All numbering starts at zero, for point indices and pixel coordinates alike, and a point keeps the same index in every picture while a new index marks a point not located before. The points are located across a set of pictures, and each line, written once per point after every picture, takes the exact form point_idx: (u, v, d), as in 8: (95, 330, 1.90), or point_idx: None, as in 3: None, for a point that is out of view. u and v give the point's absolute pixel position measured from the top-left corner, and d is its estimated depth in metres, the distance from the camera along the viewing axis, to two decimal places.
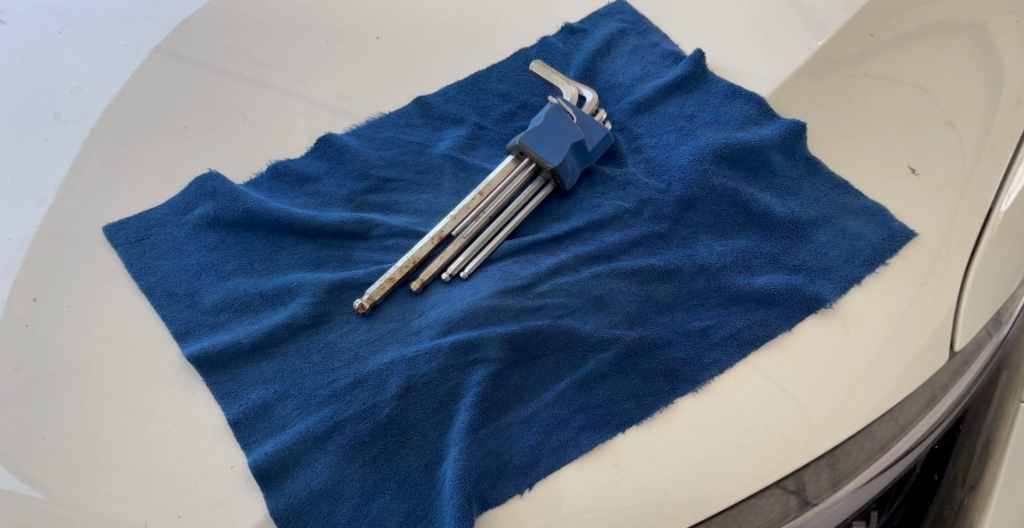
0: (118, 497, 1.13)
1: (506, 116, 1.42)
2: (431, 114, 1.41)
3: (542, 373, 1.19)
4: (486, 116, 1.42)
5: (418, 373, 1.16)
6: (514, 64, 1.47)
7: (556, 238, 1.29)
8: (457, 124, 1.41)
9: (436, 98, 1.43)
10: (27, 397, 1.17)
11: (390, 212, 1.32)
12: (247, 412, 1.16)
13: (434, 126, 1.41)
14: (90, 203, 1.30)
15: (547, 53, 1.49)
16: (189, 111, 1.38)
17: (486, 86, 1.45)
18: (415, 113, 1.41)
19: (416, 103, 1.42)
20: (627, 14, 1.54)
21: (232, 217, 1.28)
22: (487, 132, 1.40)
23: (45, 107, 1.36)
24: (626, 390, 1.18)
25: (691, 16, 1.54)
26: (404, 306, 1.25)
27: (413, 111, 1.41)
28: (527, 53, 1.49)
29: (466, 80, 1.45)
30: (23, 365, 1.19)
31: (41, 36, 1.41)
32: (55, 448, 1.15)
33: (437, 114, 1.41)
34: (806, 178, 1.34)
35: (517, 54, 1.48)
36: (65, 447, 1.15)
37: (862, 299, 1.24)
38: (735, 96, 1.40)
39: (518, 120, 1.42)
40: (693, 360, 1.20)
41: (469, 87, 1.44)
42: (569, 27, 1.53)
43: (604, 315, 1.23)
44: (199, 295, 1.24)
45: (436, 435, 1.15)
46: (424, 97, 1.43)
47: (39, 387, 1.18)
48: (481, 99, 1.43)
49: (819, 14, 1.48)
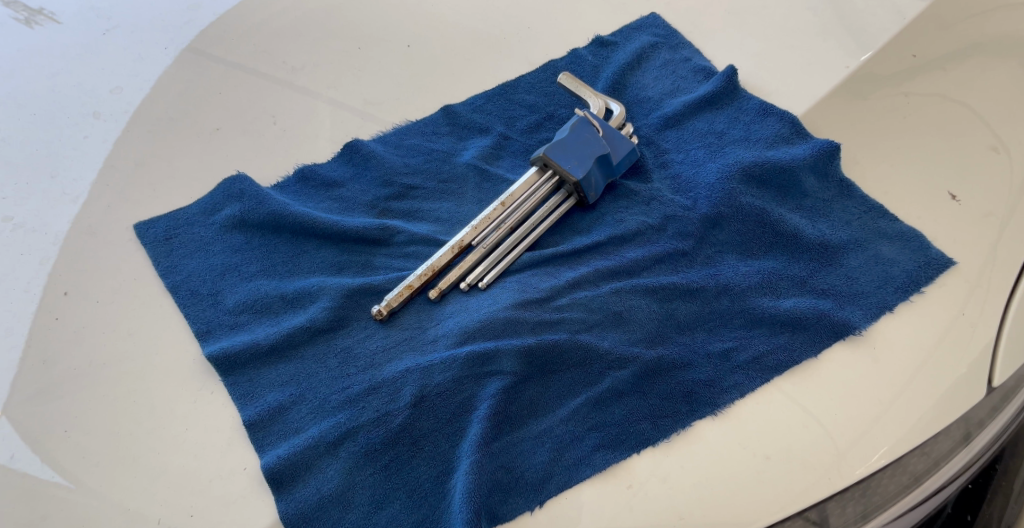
0: (136, 493, 1.14)
1: (531, 128, 1.40)
2: (457, 122, 1.39)
3: (556, 389, 1.18)
4: (512, 126, 1.40)
5: (432, 383, 1.16)
6: (542, 76, 1.45)
7: (577, 251, 1.27)
8: (482, 134, 1.39)
9: (463, 107, 1.41)
10: (53, 388, 1.19)
11: (412, 219, 1.31)
12: (262, 414, 1.17)
13: (459, 135, 1.39)
14: (122, 200, 1.30)
15: (576, 65, 1.47)
16: (221, 113, 1.37)
17: (513, 96, 1.43)
18: (442, 121, 1.39)
19: (442, 112, 1.40)
20: (660, 27, 1.51)
21: (258, 219, 1.28)
22: (511, 143, 1.38)
23: (85, 106, 1.35)
24: (643, 410, 1.17)
25: (725, 31, 1.51)
26: (422, 315, 1.24)
27: (439, 119, 1.40)
28: (556, 65, 1.46)
29: (494, 90, 1.43)
30: (52, 358, 1.20)
31: (88, 36, 1.41)
32: (78, 441, 1.16)
33: (463, 123, 1.39)
34: (839, 200, 1.30)
35: (546, 65, 1.46)
36: (87, 440, 1.16)
37: (893, 328, 1.20)
38: (767, 114, 1.36)
39: (544, 132, 1.40)
40: (713, 382, 1.18)
41: (496, 97, 1.42)
42: (600, 39, 1.50)
43: (622, 332, 1.21)
44: (222, 295, 1.25)
45: (447, 446, 1.15)
46: (451, 105, 1.41)
47: (64, 380, 1.19)
48: (507, 109, 1.41)
49: (868, 27, 1.44)
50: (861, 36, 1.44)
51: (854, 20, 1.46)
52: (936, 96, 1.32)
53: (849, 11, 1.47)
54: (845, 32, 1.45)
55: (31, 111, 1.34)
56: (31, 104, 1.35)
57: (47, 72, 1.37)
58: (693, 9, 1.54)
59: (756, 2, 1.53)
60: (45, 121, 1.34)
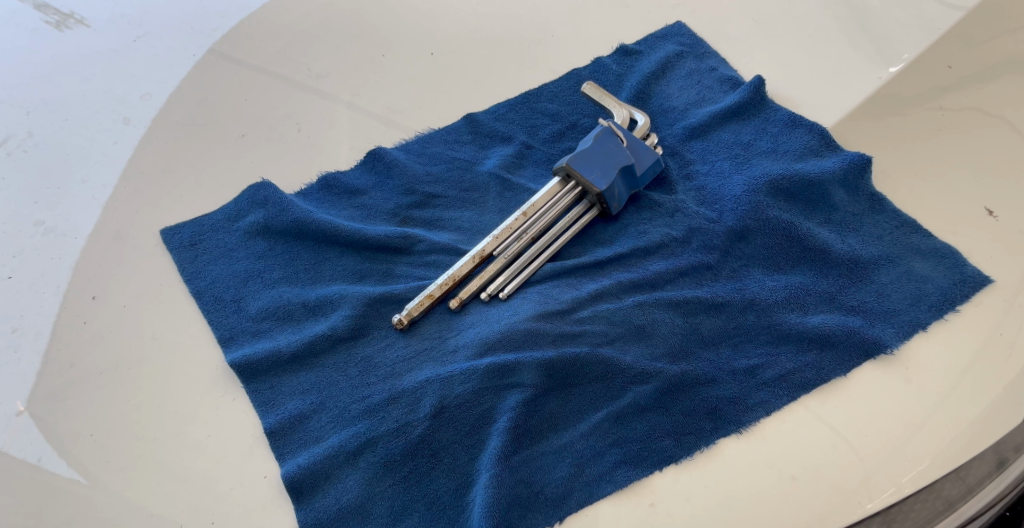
0: (158, 498, 1.14)
1: (554, 137, 1.38)
2: (480, 131, 1.38)
3: (576, 402, 1.16)
4: (535, 135, 1.38)
5: (452, 394, 1.15)
6: (565, 84, 1.43)
7: (599, 263, 1.25)
8: (504, 143, 1.37)
9: (486, 116, 1.39)
10: (79, 392, 1.19)
11: (433, 227, 1.30)
12: (283, 422, 1.17)
13: (481, 144, 1.37)
14: (151, 206, 1.31)
15: (599, 73, 1.44)
16: (247, 120, 1.38)
17: (536, 105, 1.41)
18: (464, 130, 1.38)
19: (465, 120, 1.39)
20: (685, 36, 1.48)
21: (282, 226, 1.28)
22: (534, 152, 1.36)
23: (116, 112, 1.37)
24: (665, 426, 1.15)
25: (752, 40, 1.48)
26: (442, 325, 1.23)
27: (462, 127, 1.39)
28: (579, 74, 1.44)
29: (517, 99, 1.42)
30: (79, 361, 1.21)
31: (118, 42, 1.43)
32: (102, 445, 1.17)
33: (486, 132, 1.38)
34: (870, 214, 1.27)
35: (569, 74, 1.44)
36: (111, 443, 1.17)
37: (926, 347, 1.18)
38: (795, 125, 1.33)
39: (566, 141, 1.38)
40: (738, 399, 1.16)
41: (519, 106, 1.41)
42: (624, 48, 1.47)
43: (645, 346, 1.19)
44: (245, 302, 1.25)
45: (466, 458, 1.14)
46: (474, 114, 1.39)
47: (90, 383, 1.20)
48: (530, 118, 1.40)
49: (897, 38, 1.42)
50: (890, 45, 1.42)
51: (883, 29, 1.44)
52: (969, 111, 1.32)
53: (878, 22, 1.45)
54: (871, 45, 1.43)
55: (63, 116, 1.36)
56: (65, 110, 1.37)
57: (81, 79, 1.39)
58: (719, 17, 1.51)
59: (783, 9, 1.51)
60: (77, 127, 1.36)
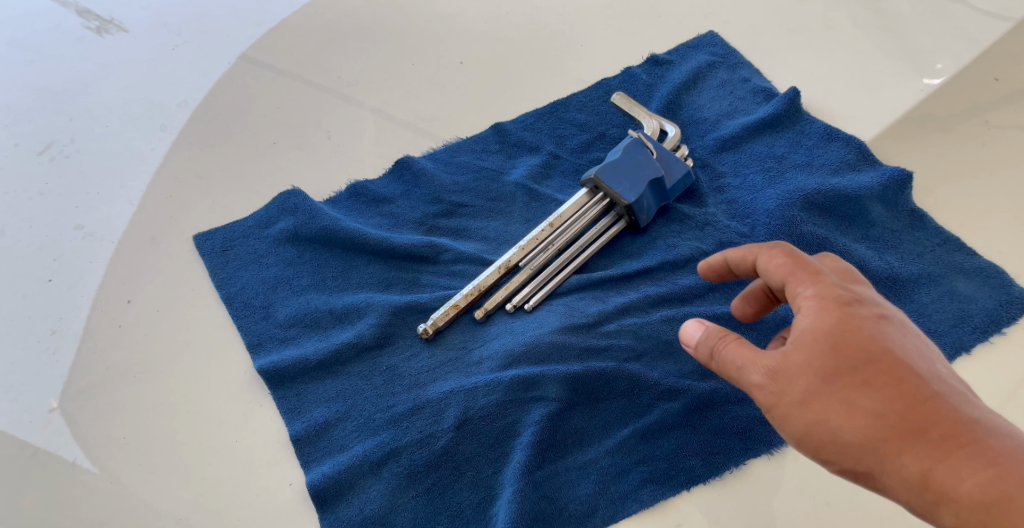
0: (188, 503, 1.15)
1: (582, 147, 1.36)
2: (508, 141, 1.37)
3: (602, 418, 1.16)
4: (562, 145, 1.36)
5: (476, 406, 1.14)
6: (595, 94, 1.40)
7: (627, 275, 1.23)
8: (532, 152, 1.36)
9: (514, 125, 1.38)
10: (112, 395, 1.21)
11: (460, 237, 1.29)
12: (309, 429, 1.17)
13: (509, 153, 1.36)
14: (184, 211, 1.32)
15: (630, 83, 1.40)
16: (278, 127, 1.38)
17: (565, 115, 1.39)
18: (492, 139, 1.37)
19: (493, 130, 1.37)
20: (718, 47, 1.44)
21: (311, 233, 1.28)
22: (561, 162, 1.35)
23: (153, 118, 1.39)
24: (693, 445, 1.15)
25: (789, 48, 1.44)
26: (466, 336, 1.22)
27: (489, 136, 1.37)
28: (609, 83, 1.41)
29: (545, 108, 1.39)
30: (114, 365, 1.22)
31: (157, 49, 1.45)
32: (134, 449, 1.18)
33: (513, 141, 1.36)
34: (909, 231, 1.23)
35: (598, 83, 1.41)
36: (142, 447, 1.18)
37: (968, 371, 1.15)
38: (831, 138, 1.29)
39: (595, 151, 1.36)
40: (768, 420, 1.15)
41: (547, 115, 1.39)
42: (654, 57, 1.42)
43: (673, 363, 1.18)
44: (274, 308, 1.25)
45: (490, 471, 1.13)
46: (502, 123, 1.38)
47: (122, 387, 1.21)
48: (558, 128, 1.38)
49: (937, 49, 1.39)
50: (929, 55, 1.38)
51: (924, 40, 1.40)
52: (1012, 129, 1.32)
53: (919, 33, 1.41)
54: (903, 57, 1.39)
55: (104, 123, 1.39)
56: (105, 117, 1.39)
57: (121, 86, 1.42)
58: (754, 22, 1.47)
59: (822, 14, 1.46)
60: (116, 133, 1.38)
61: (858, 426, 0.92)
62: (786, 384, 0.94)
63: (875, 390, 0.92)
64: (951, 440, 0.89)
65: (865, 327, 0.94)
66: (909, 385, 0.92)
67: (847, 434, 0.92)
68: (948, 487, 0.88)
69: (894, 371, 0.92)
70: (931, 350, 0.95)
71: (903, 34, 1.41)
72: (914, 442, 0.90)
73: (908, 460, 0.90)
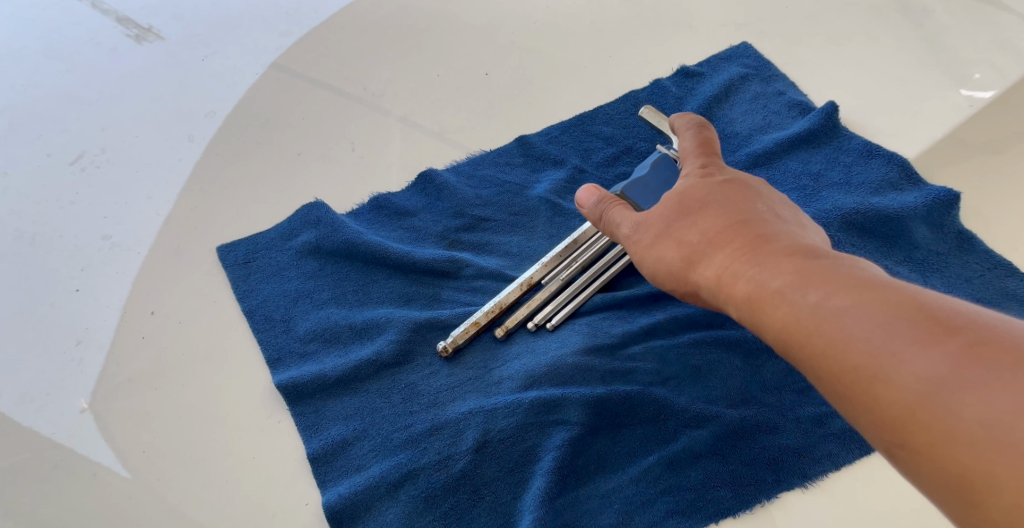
0: (204, 520, 1.12)
1: (608, 161, 1.32)
2: (532, 154, 1.34)
3: (625, 444, 1.11)
4: (588, 159, 1.33)
5: (496, 427, 1.10)
6: (623, 107, 1.37)
7: (653, 295, 1.19)
8: (557, 166, 1.33)
9: (538, 138, 1.35)
10: (132, 407, 1.19)
11: (481, 252, 1.26)
12: (326, 447, 1.14)
13: (533, 167, 1.33)
14: (209, 223, 1.31)
15: (658, 95, 1.38)
16: (303, 138, 1.37)
17: (590, 128, 1.36)
18: (516, 152, 1.34)
19: (517, 142, 1.35)
20: (752, 58, 1.41)
21: (333, 247, 1.26)
22: (586, 176, 1.31)
23: (181, 129, 1.39)
24: (722, 476, 1.09)
25: (825, 65, 1.40)
26: (487, 354, 1.18)
27: (513, 149, 1.34)
28: (637, 95, 1.38)
29: (571, 120, 1.37)
30: (136, 376, 1.20)
31: (188, 61, 1.45)
32: (151, 463, 1.16)
33: (538, 154, 1.33)
34: (956, 254, 1.17)
35: (627, 96, 1.38)
36: (159, 461, 1.16)
37: None
38: (871, 155, 1.25)
39: (621, 166, 1.32)
40: (803, 451, 1.10)
41: (573, 128, 1.36)
42: (685, 69, 1.40)
43: (701, 388, 1.13)
44: (294, 322, 1.23)
45: (509, 497, 1.09)
46: (526, 136, 1.35)
47: (141, 399, 1.19)
48: (584, 141, 1.34)
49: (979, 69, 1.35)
50: (972, 75, 1.34)
51: (968, 59, 1.36)
52: None
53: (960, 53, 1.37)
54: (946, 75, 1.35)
55: (133, 134, 1.39)
56: (135, 128, 1.39)
57: (151, 97, 1.42)
58: (790, 38, 1.43)
59: (860, 30, 1.43)
60: (145, 144, 1.38)
61: (705, 268, 0.92)
62: (641, 237, 0.98)
63: (724, 226, 0.92)
64: (798, 258, 0.87)
65: (719, 186, 0.95)
66: (752, 223, 0.91)
67: (691, 274, 0.93)
68: (818, 317, 0.83)
69: (734, 207, 0.93)
70: (767, 195, 0.95)
71: (946, 55, 1.38)
72: (729, 248, 0.90)
73: (749, 268, 0.88)
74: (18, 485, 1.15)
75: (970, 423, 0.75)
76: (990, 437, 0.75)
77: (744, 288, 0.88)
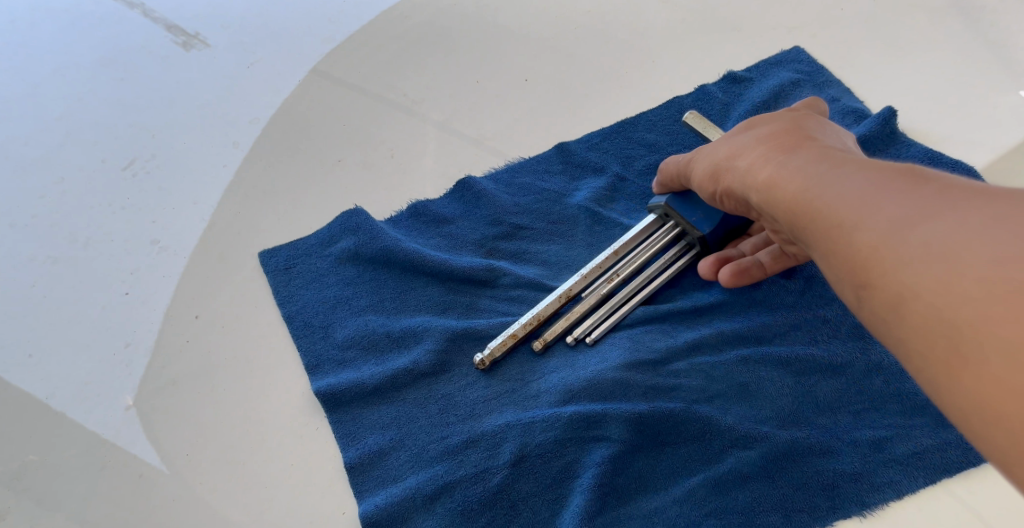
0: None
1: (651, 169, 1.29)
2: (571, 161, 1.30)
3: (668, 464, 1.07)
4: (629, 166, 1.29)
5: (533, 442, 1.07)
6: (666, 113, 1.33)
7: (697, 308, 1.15)
8: (597, 174, 1.29)
9: (578, 144, 1.32)
10: (172, 412, 1.18)
11: (519, 261, 1.23)
12: (362, 457, 1.11)
13: (573, 175, 1.30)
14: (252, 227, 1.30)
15: (704, 102, 1.33)
16: (344, 144, 1.36)
17: (632, 134, 1.32)
18: (555, 159, 1.31)
19: (556, 149, 1.31)
20: (804, 63, 1.35)
21: (372, 254, 1.24)
22: (628, 185, 1.28)
23: (226, 135, 1.39)
24: (771, 500, 1.04)
25: (883, 72, 1.34)
26: (525, 368, 1.15)
27: (552, 157, 1.31)
28: (681, 102, 1.34)
29: (612, 127, 1.33)
30: (179, 380, 1.20)
31: (233, 67, 1.45)
32: (190, 469, 1.15)
33: (577, 162, 1.30)
34: None
35: (670, 102, 1.34)
36: (197, 468, 1.15)
37: None
38: (933, 163, 1.20)
39: None
40: (860, 477, 1.05)
41: (615, 135, 1.32)
42: (733, 74, 1.35)
43: (750, 406, 1.08)
44: (332, 328, 1.21)
45: (547, 514, 1.05)
46: (566, 142, 1.32)
47: (181, 404, 1.18)
48: (625, 148, 1.31)
49: None
50: None
51: None
52: None
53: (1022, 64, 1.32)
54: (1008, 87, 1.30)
55: (180, 139, 1.39)
56: (182, 133, 1.40)
57: (198, 103, 1.42)
58: (846, 44, 1.38)
59: (920, 36, 1.37)
60: (192, 149, 1.38)
61: (742, 158, 0.94)
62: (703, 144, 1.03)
63: (776, 127, 0.94)
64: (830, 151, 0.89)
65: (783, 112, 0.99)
66: (799, 129, 0.93)
67: (729, 166, 0.96)
68: (820, 188, 0.84)
69: (790, 119, 0.96)
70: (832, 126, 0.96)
71: (1010, 66, 1.32)
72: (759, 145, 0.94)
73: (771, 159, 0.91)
74: (59, 487, 1.14)
75: (928, 271, 0.75)
76: (944, 284, 0.74)
77: (768, 170, 0.90)
